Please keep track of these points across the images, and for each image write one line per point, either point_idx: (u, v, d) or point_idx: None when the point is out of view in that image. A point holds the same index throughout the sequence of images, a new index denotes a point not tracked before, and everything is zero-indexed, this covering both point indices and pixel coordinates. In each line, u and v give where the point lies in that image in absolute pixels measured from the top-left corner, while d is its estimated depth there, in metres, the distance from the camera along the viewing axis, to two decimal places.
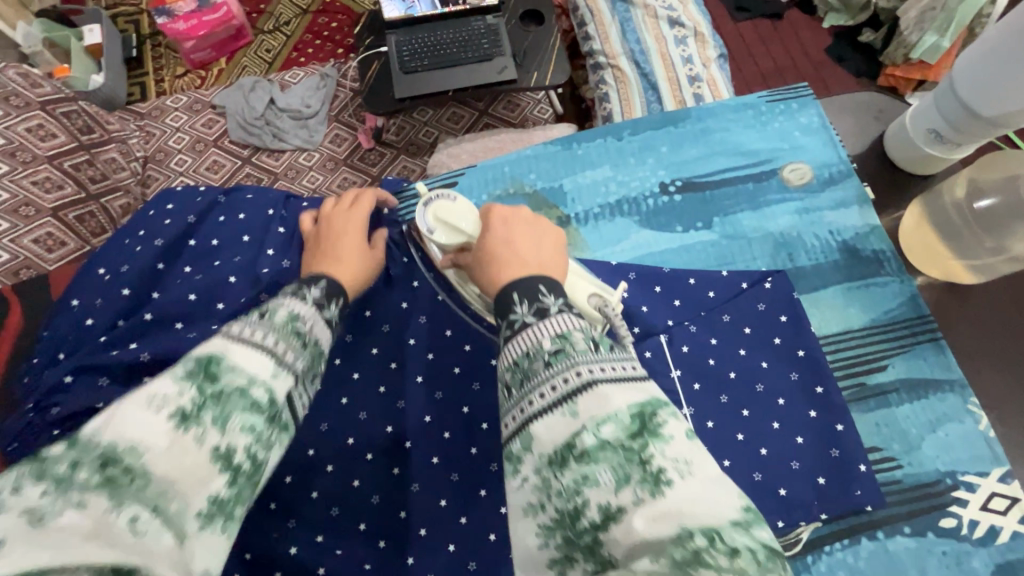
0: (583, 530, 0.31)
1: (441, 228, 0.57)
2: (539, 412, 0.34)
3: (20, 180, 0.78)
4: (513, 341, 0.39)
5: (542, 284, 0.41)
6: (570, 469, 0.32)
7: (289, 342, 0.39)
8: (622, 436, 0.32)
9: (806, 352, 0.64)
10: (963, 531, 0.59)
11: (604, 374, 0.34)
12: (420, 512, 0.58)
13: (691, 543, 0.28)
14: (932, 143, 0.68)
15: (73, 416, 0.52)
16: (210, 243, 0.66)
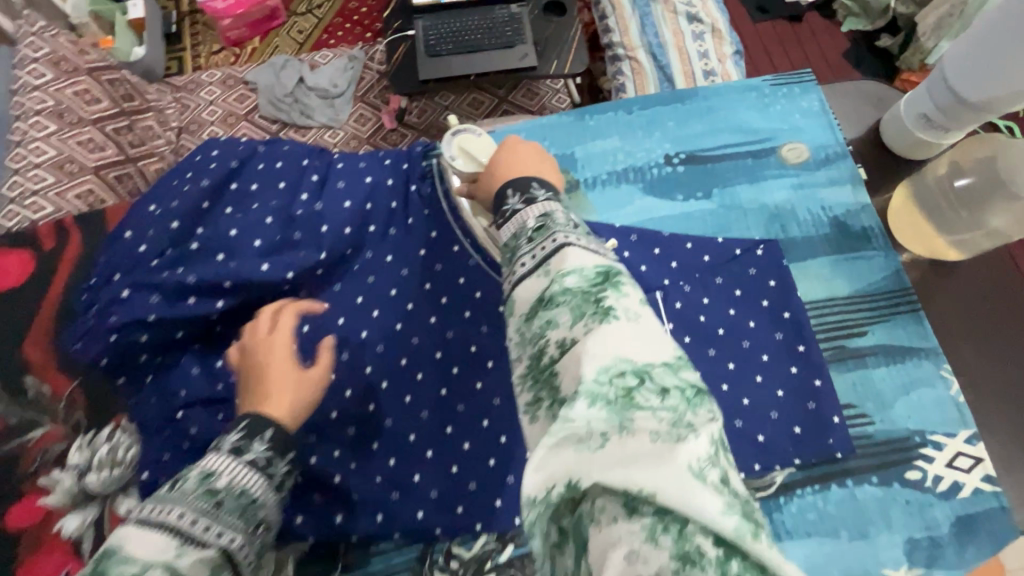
0: (546, 366, 0.37)
1: (462, 155, 0.66)
2: (521, 276, 0.42)
3: (66, 140, 0.89)
4: (506, 223, 0.48)
5: (534, 181, 0.50)
6: (538, 316, 0.39)
7: (203, 511, 0.44)
8: (584, 284, 0.39)
9: (792, 314, 0.69)
10: (927, 484, 0.63)
11: (575, 242, 0.42)
12: (427, 435, 0.64)
13: (625, 381, 0.33)
14: (921, 128, 0.72)
15: (128, 324, 0.62)
16: (249, 187, 0.72)
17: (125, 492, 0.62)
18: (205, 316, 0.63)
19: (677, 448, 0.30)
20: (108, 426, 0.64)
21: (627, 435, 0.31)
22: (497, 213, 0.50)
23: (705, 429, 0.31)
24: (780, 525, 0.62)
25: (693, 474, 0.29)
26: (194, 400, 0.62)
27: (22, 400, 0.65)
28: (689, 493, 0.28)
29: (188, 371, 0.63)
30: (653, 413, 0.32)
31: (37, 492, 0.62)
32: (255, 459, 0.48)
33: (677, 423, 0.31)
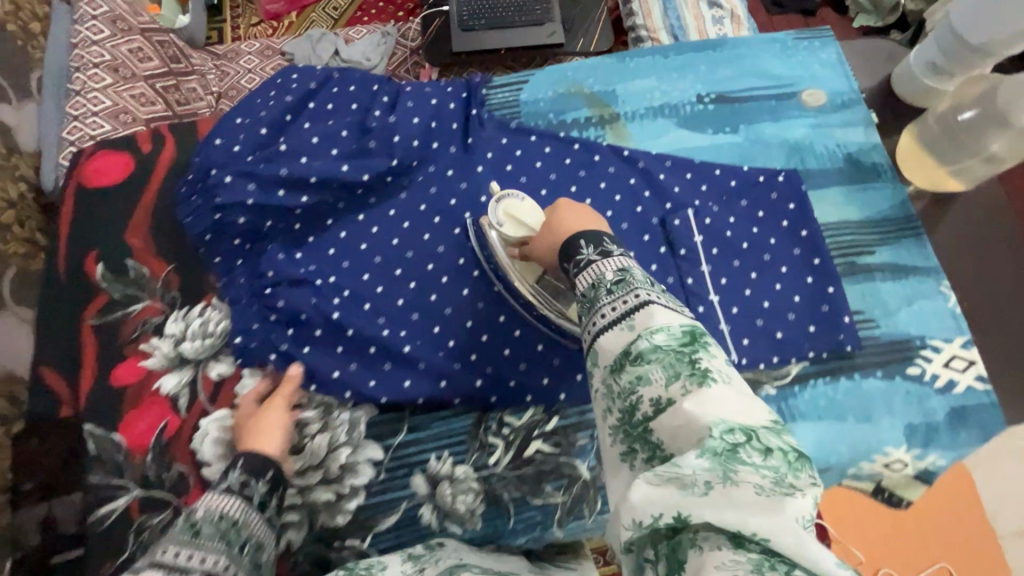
0: (639, 422, 0.41)
1: (509, 222, 0.69)
2: (603, 327, 0.46)
3: (122, 92, 0.91)
4: (582, 275, 0.52)
5: (606, 236, 0.55)
6: (628, 370, 0.43)
7: (185, 542, 0.49)
8: (673, 343, 0.43)
9: (809, 233, 0.77)
10: (925, 378, 0.71)
11: (657, 299, 0.46)
12: (483, 323, 0.72)
13: (733, 438, 0.37)
14: (929, 76, 0.81)
15: (229, 206, 0.72)
16: (326, 106, 0.80)
17: (217, 359, 0.70)
18: (293, 207, 0.73)
19: (787, 502, 0.34)
20: (201, 303, 0.73)
21: (732, 485, 0.35)
22: (570, 261, 0.54)
23: (808, 492, 0.36)
24: (793, 408, 0.70)
25: (801, 525, 0.34)
26: (282, 279, 0.71)
27: (124, 278, 0.73)
28: (804, 545, 0.33)
29: (276, 255, 0.72)
30: (755, 470, 0.36)
31: (138, 355, 0.70)
32: (230, 485, 0.54)
33: (780, 481, 0.35)
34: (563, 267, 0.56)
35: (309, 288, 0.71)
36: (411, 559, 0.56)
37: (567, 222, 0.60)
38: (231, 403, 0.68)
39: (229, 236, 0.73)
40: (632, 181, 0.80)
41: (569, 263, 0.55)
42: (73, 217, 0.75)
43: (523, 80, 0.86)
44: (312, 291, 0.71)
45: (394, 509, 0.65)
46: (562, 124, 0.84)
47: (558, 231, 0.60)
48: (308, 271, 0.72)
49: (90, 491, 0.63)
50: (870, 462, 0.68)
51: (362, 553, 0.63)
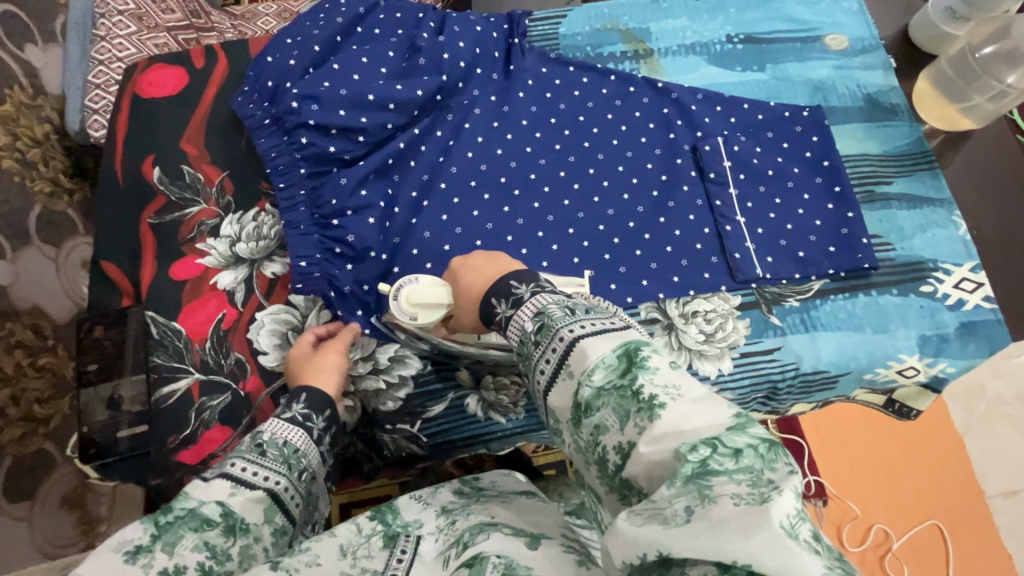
0: (613, 472, 0.40)
1: (422, 310, 0.63)
2: (548, 384, 0.44)
3: (146, 41, 0.95)
4: (507, 335, 0.50)
5: (511, 280, 0.52)
6: (585, 424, 0.41)
7: (252, 459, 0.50)
8: (613, 378, 0.41)
9: (830, 163, 0.81)
10: (937, 295, 0.77)
11: (583, 332, 0.44)
12: (524, 237, 0.75)
13: (697, 454, 0.35)
14: (944, 21, 0.86)
15: (292, 113, 0.73)
16: (374, 31, 0.81)
17: (271, 259, 0.74)
18: (355, 128, 0.74)
19: (765, 509, 0.31)
20: (255, 209, 0.76)
21: (710, 503, 0.32)
22: (493, 325, 0.52)
23: (787, 483, 0.33)
24: (815, 319, 0.75)
25: (785, 532, 0.30)
26: (344, 208, 0.73)
27: (180, 183, 0.75)
28: (788, 563, 0.29)
29: (339, 182, 0.74)
30: (731, 477, 0.33)
31: (195, 253, 0.73)
32: (294, 416, 0.56)
33: (757, 482, 0.33)
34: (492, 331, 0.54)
35: (373, 211, 0.74)
36: (444, 513, 0.55)
37: (479, 283, 0.57)
38: (284, 300, 0.72)
39: (297, 164, 0.74)
40: (665, 111, 0.83)
41: (493, 326, 0.53)
42: (129, 127, 0.78)
43: (562, 15, 0.90)
44: (375, 214, 0.74)
45: (441, 398, 0.70)
46: (599, 58, 0.88)
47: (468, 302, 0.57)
48: (367, 196, 0.74)
49: (154, 370, 0.67)
50: (884, 369, 0.74)
51: (412, 436, 0.69)
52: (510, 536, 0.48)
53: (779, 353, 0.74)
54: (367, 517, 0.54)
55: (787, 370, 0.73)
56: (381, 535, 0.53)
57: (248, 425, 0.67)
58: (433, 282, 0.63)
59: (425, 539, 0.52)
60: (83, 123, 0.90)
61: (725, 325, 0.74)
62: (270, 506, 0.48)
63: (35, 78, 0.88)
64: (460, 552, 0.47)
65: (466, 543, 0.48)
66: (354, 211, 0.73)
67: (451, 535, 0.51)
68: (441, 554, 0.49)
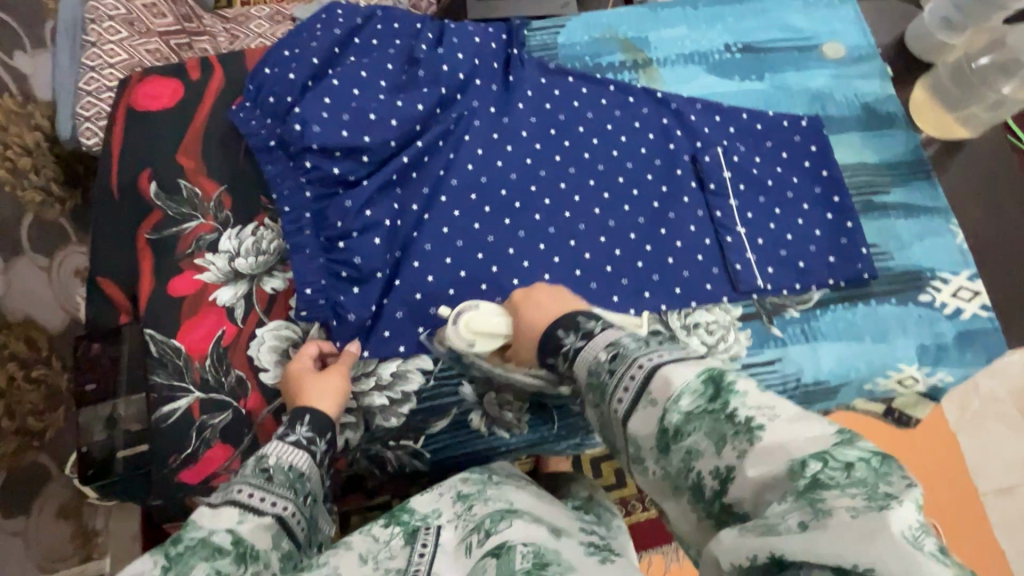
0: (712, 498, 0.39)
1: (480, 337, 0.65)
2: (629, 411, 0.44)
3: (137, 47, 0.92)
4: (575, 364, 0.51)
5: (578, 315, 0.54)
6: (675, 449, 0.41)
7: (259, 485, 0.50)
8: (702, 403, 0.40)
9: (829, 173, 0.82)
10: (936, 304, 0.77)
11: (664, 360, 0.43)
12: (526, 250, 0.75)
13: (807, 470, 0.34)
14: (943, 29, 0.86)
15: (295, 133, 0.73)
16: (371, 42, 0.81)
17: (271, 274, 0.73)
18: (357, 148, 0.74)
19: (887, 518, 0.30)
20: (254, 223, 0.75)
21: (825, 516, 0.32)
22: (556, 356, 0.54)
23: (906, 496, 0.32)
24: (815, 329, 0.75)
25: (908, 541, 0.29)
26: (350, 230, 0.72)
27: (177, 198, 0.74)
28: (915, 569, 0.28)
29: (344, 204, 0.73)
30: (843, 491, 0.33)
31: (194, 269, 0.72)
32: (298, 439, 0.56)
33: (874, 494, 0.32)
34: (550, 364, 0.55)
35: (378, 231, 0.73)
36: (461, 499, 0.55)
37: (539, 317, 0.59)
38: (285, 315, 0.72)
39: (303, 188, 0.74)
40: (665, 121, 0.83)
41: (553, 357, 0.54)
42: (124, 139, 0.77)
43: (560, 25, 0.90)
44: (381, 234, 0.73)
45: (446, 414, 0.70)
46: (598, 67, 0.88)
47: (528, 332, 0.60)
48: (372, 216, 0.73)
49: (154, 390, 0.66)
50: (884, 378, 0.74)
51: (416, 452, 0.69)
52: (531, 523, 0.48)
53: (780, 364, 0.74)
54: (383, 524, 0.54)
55: (789, 381, 0.74)
56: (401, 533, 0.53)
57: (251, 443, 0.67)
58: (494, 310, 0.65)
59: (445, 528, 0.52)
60: (75, 132, 0.88)
61: (727, 336, 0.74)
62: (277, 532, 0.48)
63: (25, 84, 0.88)
64: (483, 539, 0.48)
65: (488, 530, 0.48)
66: (359, 233, 0.73)
67: (469, 521, 0.51)
68: (462, 541, 0.50)
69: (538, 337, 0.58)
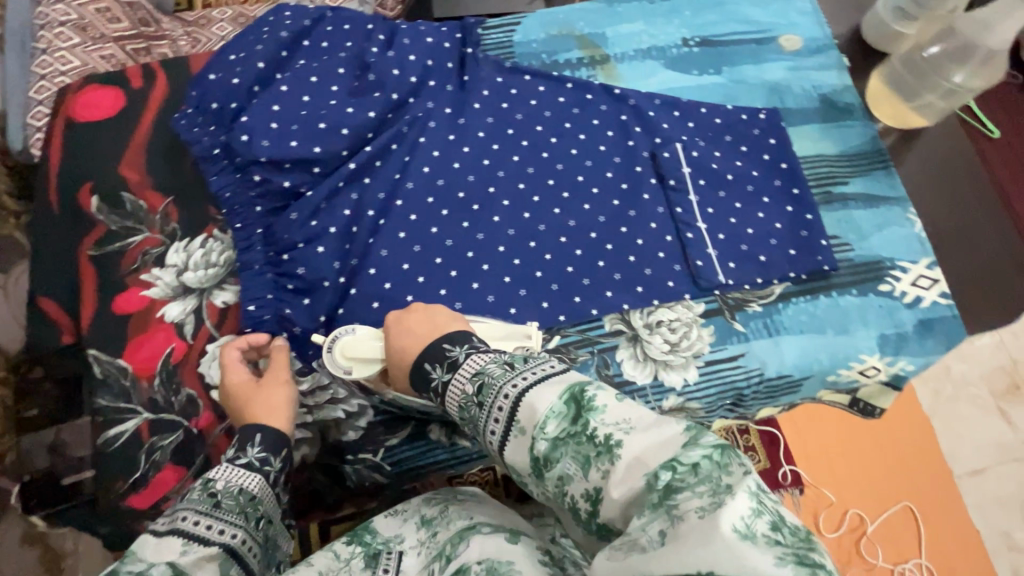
0: (588, 518, 0.41)
1: (356, 362, 0.63)
2: (501, 441, 0.44)
3: (91, 52, 0.87)
4: (446, 400, 0.50)
5: (444, 343, 0.53)
6: (548, 476, 0.42)
7: (204, 512, 0.48)
8: (566, 427, 0.42)
9: (788, 166, 0.82)
10: (896, 294, 0.78)
11: (525, 385, 0.44)
12: (484, 252, 0.74)
13: (660, 480, 0.37)
14: (896, 20, 0.86)
15: (242, 142, 0.71)
16: (321, 45, 0.78)
17: (222, 287, 0.71)
18: (308, 159, 0.72)
19: (720, 516, 0.34)
20: (202, 235, 0.72)
21: (677, 522, 0.35)
22: (429, 392, 0.52)
23: (741, 485, 0.35)
24: (778, 323, 0.75)
25: (738, 536, 0.33)
26: (295, 242, 0.71)
27: (120, 211, 0.72)
28: (740, 558, 0.32)
29: (289, 217, 0.71)
30: (693, 491, 0.36)
31: (140, 285, 0.69)
32: (250, 461, 0.54)
33: (716, 490, 0.35)
34: (427, 398, 0.54)
35: (324, 241, 0.71)
36: (425, 524, 0.54)
37: (405, 342, 0.57)
38: (237, 329, 0.69)
39: (253, 202, 0.72)
40: (623, 118, 0.82)
41: (429, 392, 0.53)
42: (64, 152, 0.74)
43: (516, 22, 0.88)
44: (328, 243, 0.71)
45: (403, 425, 0.68)
46: (555, 65, 0.87)
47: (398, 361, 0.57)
48: (318, 226, 0.71)
49: (100, 413, 0.64)
50: (846, 369, 0.74)
51: (376, 465, 0.68)
52: (490, 535, 0.48)
53: (743, 359, 0.74)
54: (345, 542, 0.53)
55: (752, 376, 0.73)
56: (361, 556, 0.52)
57: (204, 463, 0.65)
58: (369, 335, 0.63)
59: (407, 554, 0.52)
60: (25, 142, 0.84)
61: (690, 333, 0.74)
62: (225, 560, 0.46)
63: None
64: (444, 566, 0.48)
65: (449, 556, 0.48)
66: (304, 244, 0.71)
67: (433, 547, 0.51)
68: (424, 569, 0.50)
69: (411, 365, 0.56)
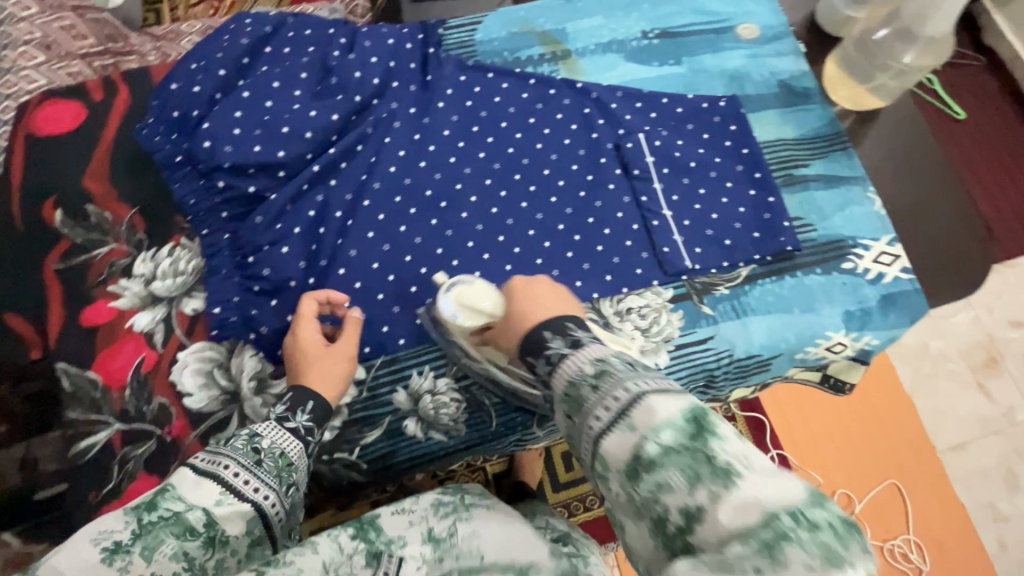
0: (674, 535, 0.37)
1: (465, 311, 0.64)
2: (603, 430, 0.41)
3: (56, 70, 0.85)
4: (556, 374, 0.47)
5: (567, 322, 0.51)
6: (644, 479, 0.38)
7: (246, 466, 0.49)
8: (683, 440, 0.37)
9: (749, 151, 0.84)
10: (858, 271, 0.79)
11: (649, 387, 0.41)
12: (453, 248, 0.74)
13: (777, 524, 0.33)
14: (848, 6, 0.90)
15: (206, 150, 0.72)
16: (283, 50, 0.79)
17: (190, 295, 0.71)
18: (272, 164, 0.73)
19: None
20: (170, 244, 0.72)
21: (780, 567, 0.31)
22: (537, 358, 0.50)
23: (859, 563, 0.32)
24: (745, 305, 0.77)
25: None
26: (261, 245, 0.71)
27: (84, 224, 0.71)
28: None
29: (254, 221, 0.72)
30: (805, 547, 0.32)
31: (108, 297, 0.69)
32: (298, 426, 0.56)
33: (832, 558, 0.32)
34: (526, 361, 0.52)
35: (289, 243, 0.71)
36: (433, 540, 0.53)
37: (525, 304, 0.57)
38: (207, 336, 0.69)
39: (218, 208, 0.73)
40: (586, 110, 0.84)
41: (536, 359, 0.50)
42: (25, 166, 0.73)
43: (477, 21, 0.89)
44: (293, 244, 0.71)
45: (378, 423, 0.68)
46: (517, 62, 0.88)
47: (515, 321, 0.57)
48: (284, 229, 0.72)
49: (70, 427, 0.64)
50: (813, 347, 0.76)
51: (353, 464, 0.68)
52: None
53: (712, 341, 0.75)
54: (350, 535, 0.52)
55: (722, 358, 0.75)
56: (363, 553, 0.51)
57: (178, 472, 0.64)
58: (488, 291, 0.64)
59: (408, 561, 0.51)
60: None
61: (659, 318, 0.75)
62: (252, 518, 0.47)
63: None
64: None
65: None
66: (270, 247, 0.71)
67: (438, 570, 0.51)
68: None
69: (526, 329, 0.54)
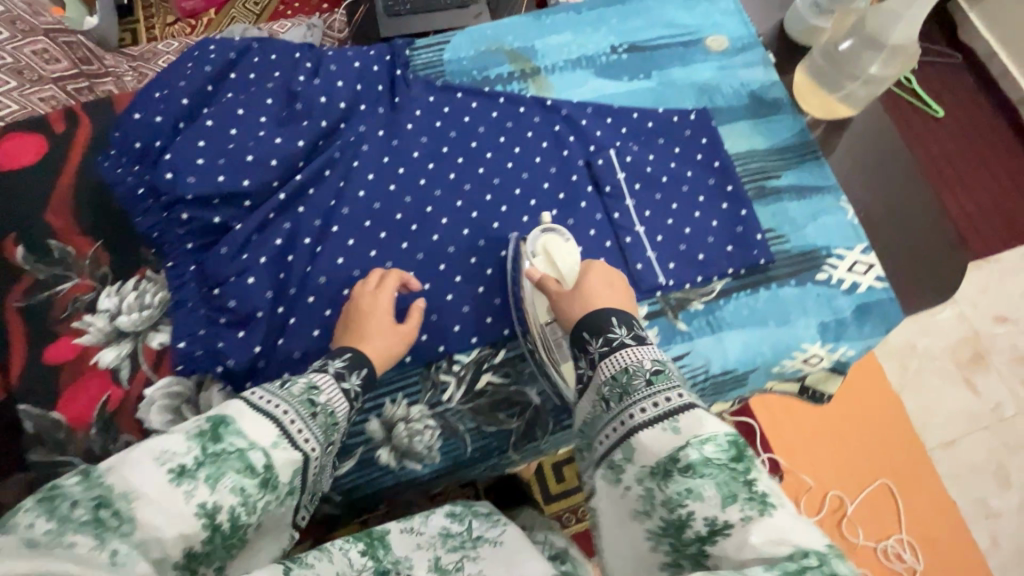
0: (690, 538, 0.44)
1: (545, 255, 0.70)
2: (642, 423, 0.48)
3: (27, 95, 0.75)
4: (608, 358, 0.54)
5: (636, 319, 0.58)
6: (677, 480, 0.44)
7: (303, 417, 0.49)
8: (724, 458, 0.44)
9: (721, 163, 0.83)
10: (833, 282, 0.79)
11: (698, 403, 0.48)
12: (424, 271, 0.74)
13: (803, 559, 0.39)
14: (814, 15, 0.90)
15: (170, 181, 0.72)
16: (248, 76, 0.78)
17: (157, 329, 0.70)
18: (238, 194, 0.73)
19: None
20: (135, 277, 0.71)
21: None
22: (599, 336, 0.56)
23: None
24: (719, 320, 0.76)
25: None
26: (227, 276, 0.70)
27: (47, 261, 0.67)
28: None
29: (219, 252, 0.71)
30: None
31: (70, 334, 0.67)
32: (350, 388, 0.57)
33: None
34: (583, 333, 0.57)
35: (254, 273, 0.70)
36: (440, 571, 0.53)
37: (602, 291, 0.63)
38: (173, 370, 0.69)
39: (183, 239, 0.72)
40: (557, 128, 0.83)
41: (597, 336, 0.56)
42: None
43: (445, 41, 0.89)
44: (259, 274, 0.71)
45: (350, 454, 0.67)
46: (486, 80, 0.87)
47: (587, 292, 0.63)
48: (249, 259, 0.71)
49: (32, 469, 0.61)
50: (790, 360, 0.76)
51: (326, 496, 0.67)
52: None
53: (687, 358, 0.74)
54: (360, 551, 0.53)
55: (697, 373, 0.74)
56: (372, 572, 0.52)
57: None
58: (573, 258, 0.71)
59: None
60: None
61: None
62: (298, 468, 0.48)
63: None
64: None
65: None
66: (237, 277, 0.71)
67: None
68: None
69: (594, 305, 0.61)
